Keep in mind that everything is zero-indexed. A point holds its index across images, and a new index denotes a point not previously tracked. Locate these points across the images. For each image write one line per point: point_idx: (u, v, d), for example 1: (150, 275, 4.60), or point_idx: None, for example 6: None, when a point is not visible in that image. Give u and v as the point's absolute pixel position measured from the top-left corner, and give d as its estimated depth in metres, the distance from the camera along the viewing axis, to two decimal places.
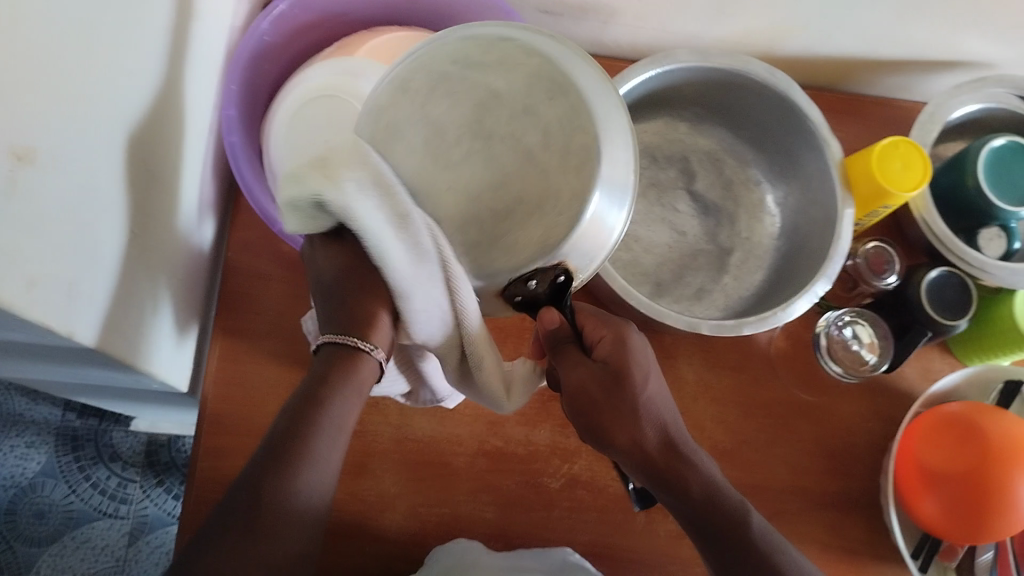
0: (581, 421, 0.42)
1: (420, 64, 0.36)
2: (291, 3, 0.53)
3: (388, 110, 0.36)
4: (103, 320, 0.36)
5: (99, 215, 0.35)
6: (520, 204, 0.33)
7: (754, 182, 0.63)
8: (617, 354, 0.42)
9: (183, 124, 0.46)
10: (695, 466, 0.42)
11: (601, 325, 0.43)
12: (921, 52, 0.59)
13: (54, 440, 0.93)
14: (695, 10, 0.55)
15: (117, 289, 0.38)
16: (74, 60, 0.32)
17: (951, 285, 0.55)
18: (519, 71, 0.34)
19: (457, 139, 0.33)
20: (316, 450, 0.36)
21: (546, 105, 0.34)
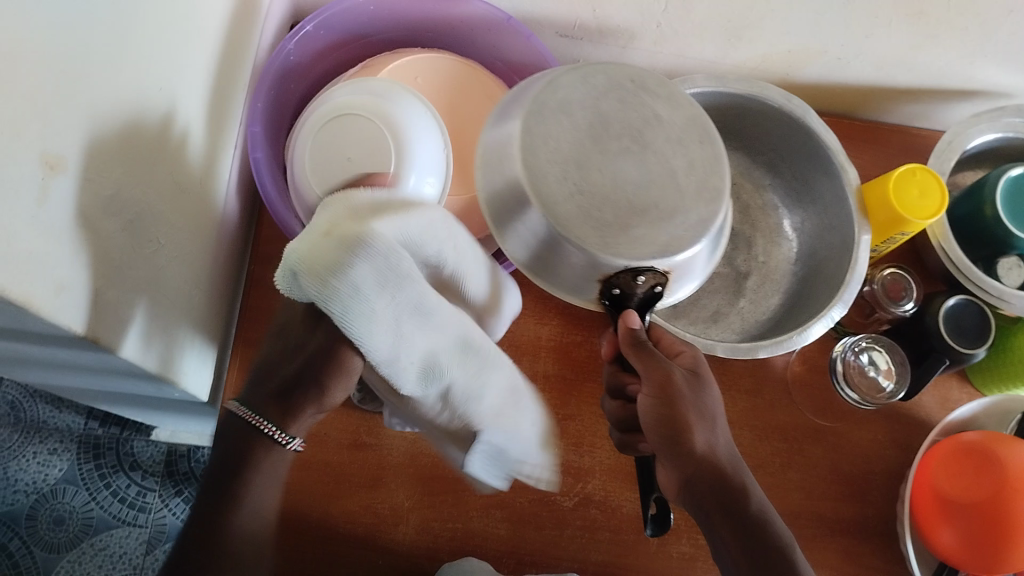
0: (651, 424, 0.42)
1: (601, 70, 0.45)
2: (319, 25, 0.55)
3: (564, 88, 0.44)
4: (128, 326, 0.38)
5: (127, 225, 0.36)
6: (655, 206, 0.42)
7: (771, 207, 0.63)
8: (694, 366, 0.46)
9: (210, 140, 0.47)
10: (750, 488, 0.42)
11: (679, 345, 0.48)
12: (939, 81, 0.59)
13: (76, 447, 0.94)
14: (713, 37, 0.56)
15: (142, 298, 0.39)
16: (107, 79, 0.33)
17: (968, 312, 0.55)
18: (676, 112, 0.45)
19: (586, 154, 0.42)
20: None
21: (697, 145, 0.44)
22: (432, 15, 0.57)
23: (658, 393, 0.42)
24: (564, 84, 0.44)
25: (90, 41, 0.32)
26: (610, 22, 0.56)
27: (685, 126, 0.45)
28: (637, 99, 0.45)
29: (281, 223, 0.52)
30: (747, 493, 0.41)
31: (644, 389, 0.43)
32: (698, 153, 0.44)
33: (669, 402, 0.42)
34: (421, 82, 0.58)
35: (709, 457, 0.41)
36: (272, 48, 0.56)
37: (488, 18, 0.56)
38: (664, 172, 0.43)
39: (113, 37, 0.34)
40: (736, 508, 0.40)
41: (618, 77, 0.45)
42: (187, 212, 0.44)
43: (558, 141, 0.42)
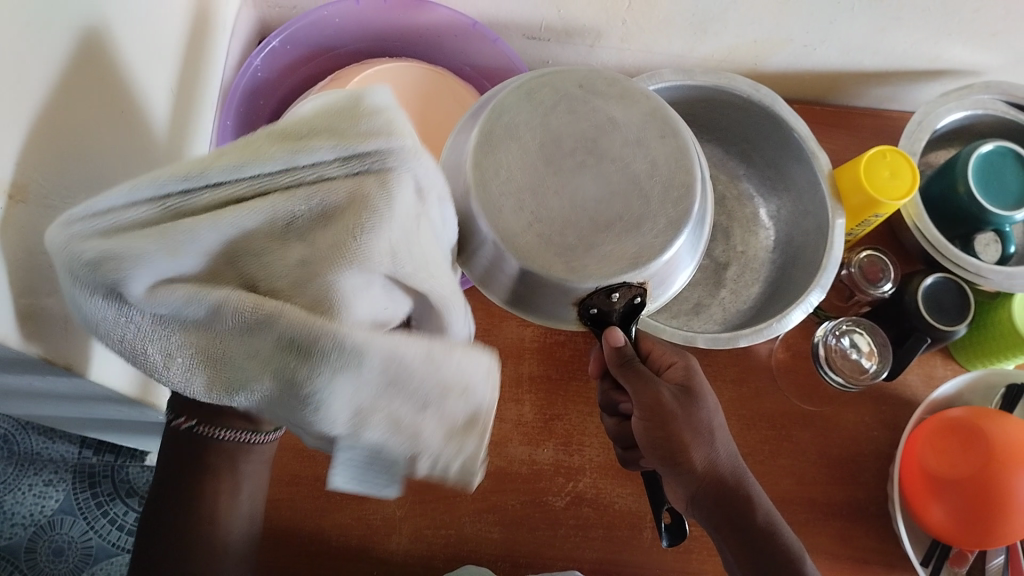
0: (649, 445, 0.43)
1: (546, 84, 0.44)
2: (284, 40, 0.55)
3: (511, 111, 0.43)
4: (102, 351, 0.38)
5: None
6: (620, 219, 0.42)
7: (746, 197, 0.64)
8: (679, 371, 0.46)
9: (178, 160, 0.47)
10: (756, 498, 0.44)
11: (671, 355, 0.47)
12: (905, 63, 0.59)
13: (72, 477, 0.94)
14: (678, 31, 0.57)
15: None
16: (64, 103, 0.33)
17: (948, 291, 0.55)
18: (630, 114, 0.44)
19: (544, 169, 0.42)
20: None
21: (656, 141, 0.43)
22: (398, 23, 0.58)
23: (655, 414, 0.43)
24: (510, 110, 0.43)
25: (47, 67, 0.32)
26: (576, 21, 0.56)
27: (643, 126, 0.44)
28: (588, 107, 0.44)
29: None
30: (751, 504, 0.43)
31: (637, 413, 0.43)
32: (662, 149, 0.43)
33: (664, 426, 0.43)
34: (391, 91, 0.58)
35: (710, 471, 0.43)
36: (238, 65, 0.56)
37: (453, 23, 0.56)
38: (629, 170, 0.43)
39: (69, 61, 0.34)
40: (745, 521, 0.42)
41: (566, 89, 0.44)
42: None
43: (511, 169, 0.42)
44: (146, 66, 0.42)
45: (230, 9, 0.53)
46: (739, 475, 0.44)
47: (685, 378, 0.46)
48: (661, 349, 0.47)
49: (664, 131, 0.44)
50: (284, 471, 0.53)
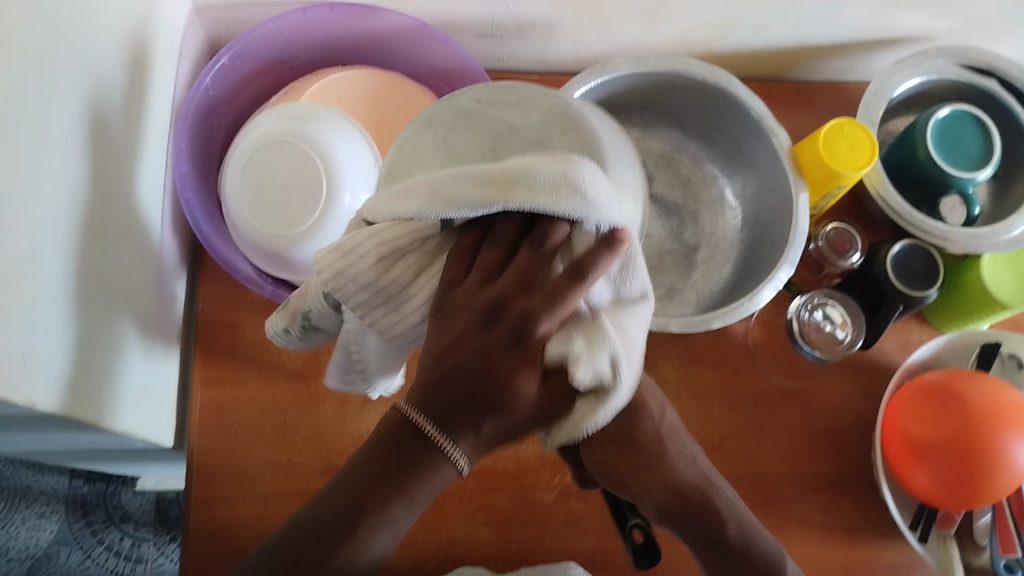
0: (614, 460, 0.45)
1: (440, 112, 0.39)
2: (234, 57, 0.54)
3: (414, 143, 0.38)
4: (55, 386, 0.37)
5: (39, 289, 0.36)
6: None
7: (711, 177, 0.64)
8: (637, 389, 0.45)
9: (130, 187, 0.47)
10: (727, 508, 0.46)
11: None
12: (858, 33, 0.59)
13: (64, 508, 0.93)
14: (630, 19, 0.56)
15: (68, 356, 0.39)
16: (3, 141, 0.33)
17: (915, 256, 0.56)
18: (521, 112, 0.38)
19: None
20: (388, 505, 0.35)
21: (559, 139, 0.37)
22: (348, 31, 0.57)
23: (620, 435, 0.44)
24: (406, 152, 0.38)
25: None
26: (527, 15, 0.56)
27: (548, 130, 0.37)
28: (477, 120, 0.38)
29: (227, 265, 0.52)
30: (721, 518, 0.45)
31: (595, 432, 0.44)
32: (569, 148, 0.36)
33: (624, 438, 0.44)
34: (345, 101, 0.57)
35: (690, 477, 0.46)
36: (190, 83, 0.56)
37: (404, 28, 0.56)
38: None
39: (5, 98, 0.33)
40: (716, 539, 0.45)
41: (457, 109, 0.39)
42: (114, 261, 0.44)
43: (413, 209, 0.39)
44: (89, 95, 0.41)
45: (177, 26, 0.52)
46: (704, 487, 0.46)
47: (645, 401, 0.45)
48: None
49: (564, 127, 0.37)
50: (269, 488, 0.52)
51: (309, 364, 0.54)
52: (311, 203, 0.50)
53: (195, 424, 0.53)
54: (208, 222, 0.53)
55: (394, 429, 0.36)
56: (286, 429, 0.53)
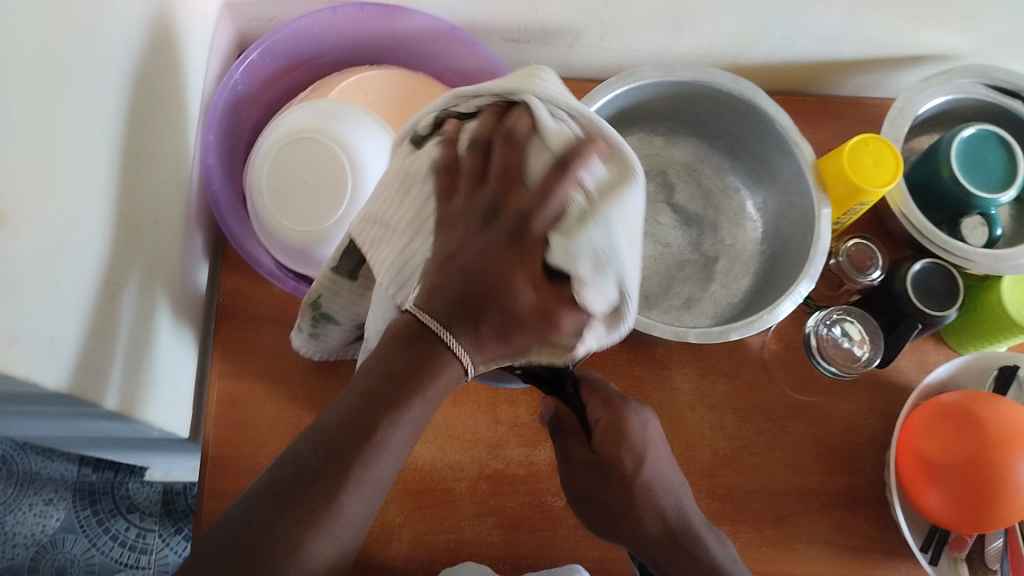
0: (585, 495, 0.47)
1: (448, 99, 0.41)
2: (264, 52, 0.55)
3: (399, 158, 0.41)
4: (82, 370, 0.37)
5: (73, 273, 0.36)
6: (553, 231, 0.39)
7: (732, 189, 0.64)
8: (611, 439, 0.47)
9: (162, 176, 0.47)
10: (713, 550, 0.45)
11: (601, 407, 0.48)
12: (885, 50, 0.59)
13: (72, 495, 0.94)
14: (658, 27, 0.57)
15: (95, 340, 0.39)
16: (51, 127, 0.34)
17: (935, 275, 0.55)
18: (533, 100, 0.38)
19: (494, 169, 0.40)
20: (351, 477, 0.34)
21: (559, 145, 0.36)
22: (376, 31, 0.57)
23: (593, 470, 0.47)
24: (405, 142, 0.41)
25: (30, 92, 0.32)
26: (555, 21, 0.56)
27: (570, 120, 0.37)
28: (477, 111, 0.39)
29: (251, 259, 0.52)
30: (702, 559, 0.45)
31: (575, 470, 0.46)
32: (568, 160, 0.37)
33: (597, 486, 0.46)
34: (371, 99, 0.58)
35: (674, 511, 0.46)
36: (219, 78, 0.56)
37: (431, 29, 0.56)
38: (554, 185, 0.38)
39: (53, 85, 0.34)
40: None
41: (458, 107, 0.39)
42: (145, 251, 0.45)
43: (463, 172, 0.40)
44: (131, 86, 0.42)
45: (208, 21, 0.52)
46: (682, 529, 0.46)
47: (619, 455, 0.46)
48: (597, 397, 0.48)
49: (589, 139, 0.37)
50: None
51: (326, 360, 0.55)
52: (337, 201, 0.50)
53: (211, 415, 0.53)
54: (233, 215, 0.53)
55: (399, 334, 0.35)
56: (301, 424, 0.53)
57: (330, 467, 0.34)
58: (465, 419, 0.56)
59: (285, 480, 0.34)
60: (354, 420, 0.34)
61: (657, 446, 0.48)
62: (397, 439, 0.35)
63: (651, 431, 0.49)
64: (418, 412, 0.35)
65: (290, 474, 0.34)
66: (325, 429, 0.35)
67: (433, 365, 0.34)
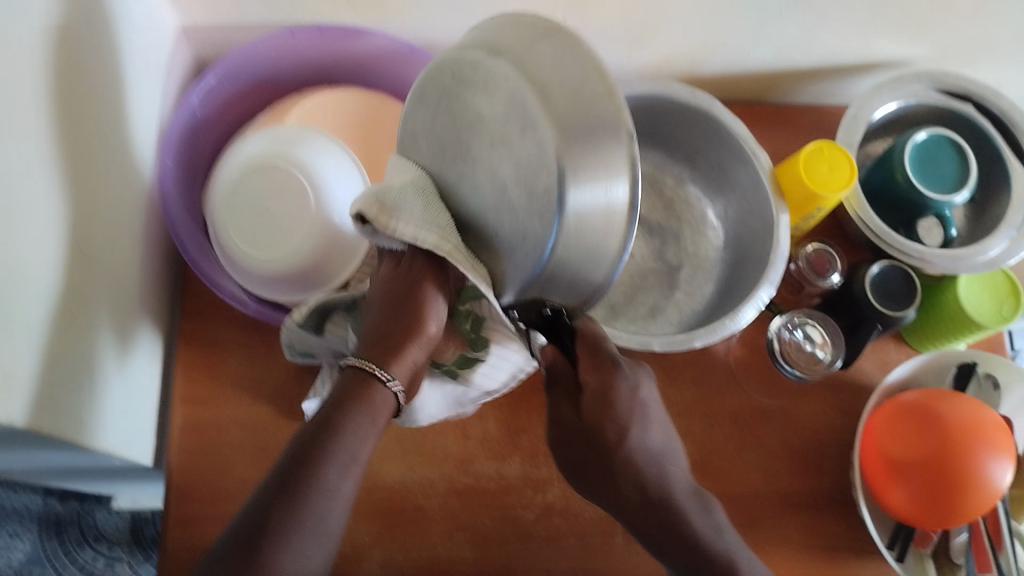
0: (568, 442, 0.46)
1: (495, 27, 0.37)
2: (221, 77, 0.54)
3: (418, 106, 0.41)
4: (35, 401, 0.37)
5: (19, 302, 0.35)
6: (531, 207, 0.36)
7: (693, 199, 0.65)
8: (596, 407, 0.44)
9: (115, 200, 0.46)
10: (699, 527, 0.44)
11: (591, 369, 0.44)
12: (838, 57, 0.60)
13: (37, 526, 0.92)
14: (615, 42, 0.57)
15: (47, 369, 0.38)
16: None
17: (894, 276, 0.56)
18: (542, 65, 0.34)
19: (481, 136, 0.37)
20: (319, 485, 0.35)
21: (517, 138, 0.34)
22: (336, 53, 0.57)
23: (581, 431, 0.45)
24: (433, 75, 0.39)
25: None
26: None
27: (576, 102, 0.33)
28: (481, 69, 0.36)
29: (212, 284, 0.51)
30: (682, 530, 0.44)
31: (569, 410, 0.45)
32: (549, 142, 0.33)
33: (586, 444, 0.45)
34: (331, 122, 0.57)
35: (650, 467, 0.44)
36: (175, 104, 0.56)
37: (390, 50, 0.56)
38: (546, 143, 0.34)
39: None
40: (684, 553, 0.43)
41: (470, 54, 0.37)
42: (98, 279, 0.44)
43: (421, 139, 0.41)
44: (77, 114, 0.41)
45: (162, 46, 0.52)
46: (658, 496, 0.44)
47: (603, 424, 0.44)
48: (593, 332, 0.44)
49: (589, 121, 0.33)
50: None
51: (291, 381, 0.54)
52: (301, 222, 0.50)
53: (174, 440, 0.52)
54: (192, 239, 0.52)
55: (349, 379, 0.39)
56: (267, 446, 0.53)
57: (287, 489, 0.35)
58: (433, 435, 0.55)
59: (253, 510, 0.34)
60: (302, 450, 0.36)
61: (646, 411, 0.46)
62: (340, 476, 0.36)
63: (643, 396, 0.46)
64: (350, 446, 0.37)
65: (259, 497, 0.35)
66: (282, 461, 0.36)
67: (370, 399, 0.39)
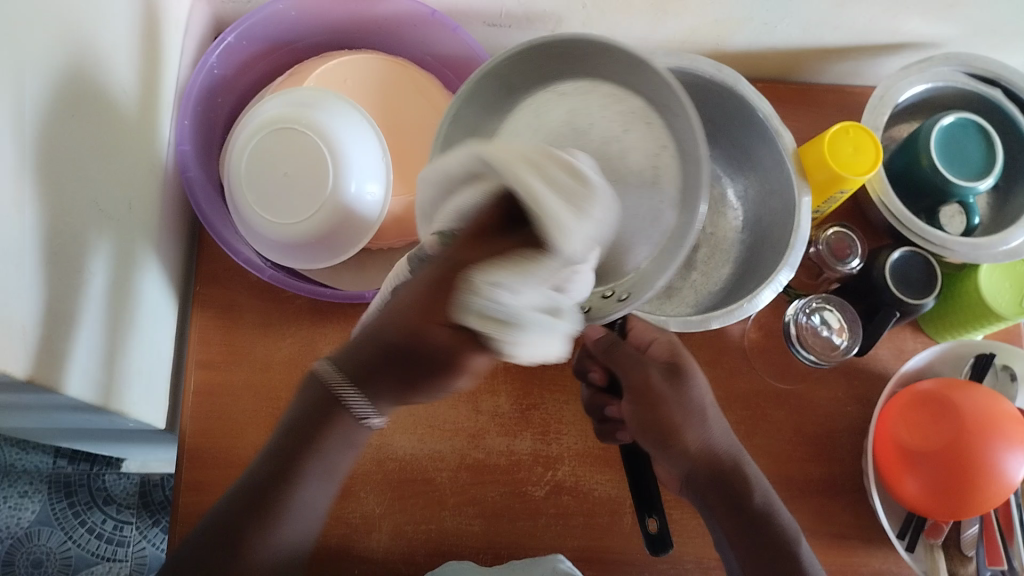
0: (641, 426, 0.49)
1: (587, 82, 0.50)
2: (240, 36, 0.54)
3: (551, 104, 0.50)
4: (46, 353, 0.37)
5: (36, 261, 0.36)
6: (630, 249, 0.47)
7: (713, 177, 0.64)
8: (652, 416, 0.48)
9: (133, 162, 0.46)
10: (754, 481, 0.47)
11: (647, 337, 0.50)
12: (863, 37, 0.59)
13: (47, 487, 0.92)
14: (641, 14, 0.56)
15: (62, 327, 0.38)
16: None
17: (915, 264, 0.55)
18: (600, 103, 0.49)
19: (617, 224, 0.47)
20: (286, 506, 0.39)
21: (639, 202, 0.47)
22: (356, 14, 0.56)
23: (644, 421, 0.48)
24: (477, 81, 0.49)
25: None
26: (534, 7, 0.56)
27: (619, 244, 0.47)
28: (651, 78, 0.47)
29: (227, 247, 0.51)
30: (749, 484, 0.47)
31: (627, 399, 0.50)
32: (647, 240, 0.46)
33: (654, 408, 0.48)
34: (351, 85, 0.56)
35: (703, 452, 0.47)
36: (195, 60, 0.55)
37: (412, 13, 0.55)
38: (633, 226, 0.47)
39: None
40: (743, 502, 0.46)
41: (544, 95, 0.51)
42: (114, 241, 0.44)
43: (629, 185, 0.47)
44: (94, 73, 0.41)
45: (184, 6, 0.51)
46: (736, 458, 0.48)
47: (668, 419, 0.48)
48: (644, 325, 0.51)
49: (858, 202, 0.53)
50: None
51: (304, 350, 0.54)
52: (318, 190, 0.49)
53: (186, 405, 0.52)
54: (207, 201, 0.52)
55: (318, 392, 0.41)
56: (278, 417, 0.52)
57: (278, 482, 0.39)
58: (445, 408, 0.55)
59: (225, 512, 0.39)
60: (296, 441, 0.40)
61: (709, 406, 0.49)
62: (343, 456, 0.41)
63: (703, 401, 0.49)
64: (321, 483, 0.41)
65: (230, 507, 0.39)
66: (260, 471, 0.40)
67: (331, 421, 0.40)
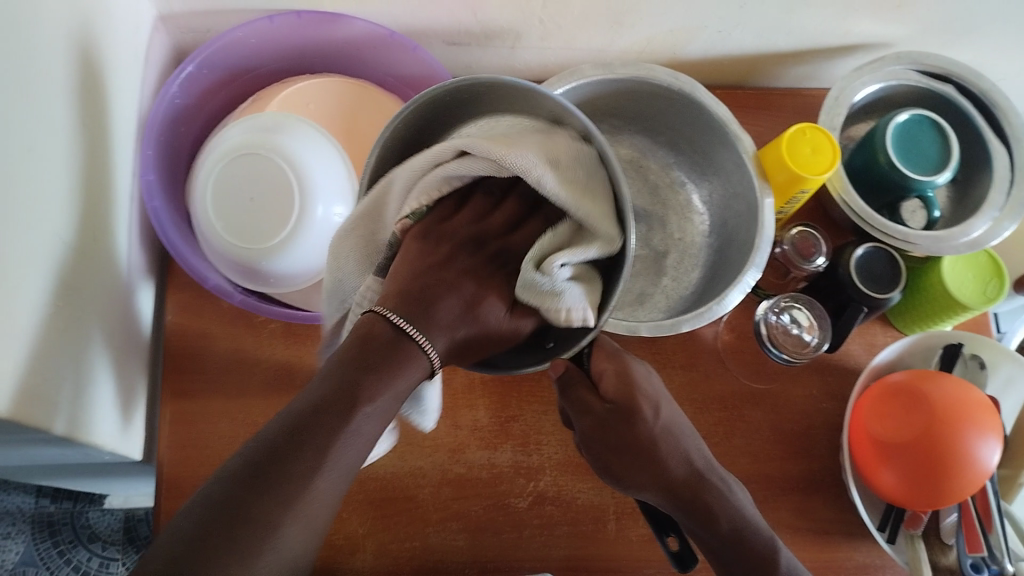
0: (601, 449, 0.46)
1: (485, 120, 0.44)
2: (200, 65, 0.54)
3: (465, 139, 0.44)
4: (17, 387, 0.37)
5: (2, 295, 0.36)
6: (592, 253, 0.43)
7: (678, 184, 0.64)
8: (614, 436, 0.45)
9: (97, 194, 0.46)
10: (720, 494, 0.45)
11: (607, 359, 0.47)
12: (816, 40, 0.60)
13: (31, 528, 0.91)
14: (597, 26, 0.57)
15: (31, 361, 0.38)
16: None
17: (878, 259, 0.56)
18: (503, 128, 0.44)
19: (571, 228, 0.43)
20: (300, 491, 0.32)
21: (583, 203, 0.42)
22: (315, 38, 0.57)
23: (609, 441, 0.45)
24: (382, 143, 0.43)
25: None
26: (492, 24, 0.56)
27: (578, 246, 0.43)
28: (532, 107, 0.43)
29: (196, 275, 0.51)
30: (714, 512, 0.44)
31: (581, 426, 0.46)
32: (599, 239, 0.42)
33: (606, 437, 0.45)
34: (313, 109, 0.57)
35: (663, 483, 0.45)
36: (157, 91, 0.55)
37: (371, 35, 0.56)
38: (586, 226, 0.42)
39: None
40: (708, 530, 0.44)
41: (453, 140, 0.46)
42: (82, 273, 0.44)
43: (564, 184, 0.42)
44: (55, 108, 0.41)
45: (143, 36, 0.52)
46: (699, 476, 0.45)
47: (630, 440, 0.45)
48: (603, 349, 0.47)
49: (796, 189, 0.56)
50: None
51: (280, 374, 0.54)
52: (283, 217, 0.50)
53: (163, 434, 0.52)
54: (175, 230, 0.52)
55: (362, 331, 0.37)
56: None
57: (282, 461, 0.32)
58: (425, 424, 0.56)
59: (218, 497, 0.31)
60: (328, 405, 0.34)
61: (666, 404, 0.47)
62: (368, 417, 0.35)
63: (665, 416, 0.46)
64: (341, 462, 0.34)
65: (221, 489, 0.32)
66: (248, 459, 0.33)
67: (399, 357, 0.36)
